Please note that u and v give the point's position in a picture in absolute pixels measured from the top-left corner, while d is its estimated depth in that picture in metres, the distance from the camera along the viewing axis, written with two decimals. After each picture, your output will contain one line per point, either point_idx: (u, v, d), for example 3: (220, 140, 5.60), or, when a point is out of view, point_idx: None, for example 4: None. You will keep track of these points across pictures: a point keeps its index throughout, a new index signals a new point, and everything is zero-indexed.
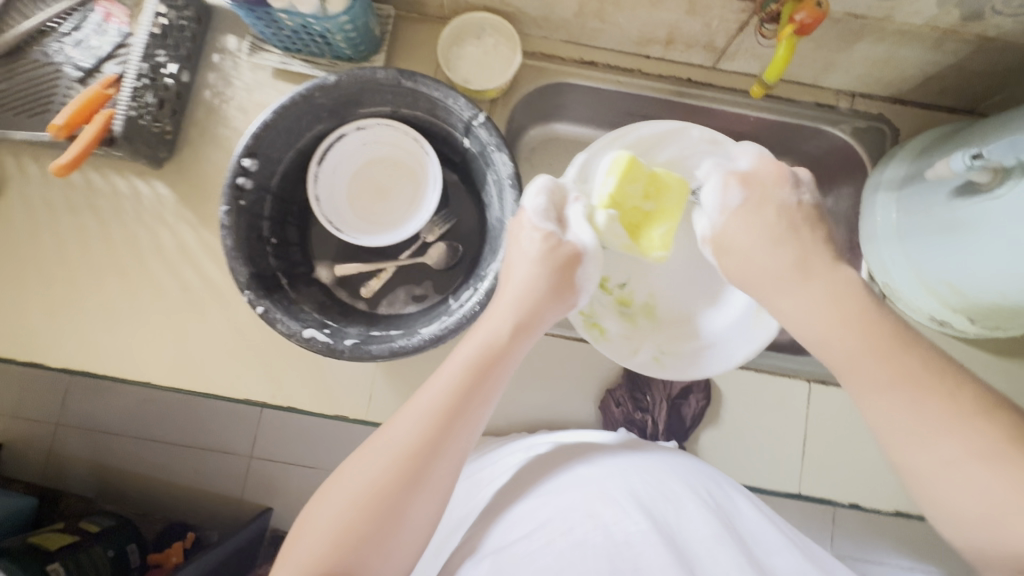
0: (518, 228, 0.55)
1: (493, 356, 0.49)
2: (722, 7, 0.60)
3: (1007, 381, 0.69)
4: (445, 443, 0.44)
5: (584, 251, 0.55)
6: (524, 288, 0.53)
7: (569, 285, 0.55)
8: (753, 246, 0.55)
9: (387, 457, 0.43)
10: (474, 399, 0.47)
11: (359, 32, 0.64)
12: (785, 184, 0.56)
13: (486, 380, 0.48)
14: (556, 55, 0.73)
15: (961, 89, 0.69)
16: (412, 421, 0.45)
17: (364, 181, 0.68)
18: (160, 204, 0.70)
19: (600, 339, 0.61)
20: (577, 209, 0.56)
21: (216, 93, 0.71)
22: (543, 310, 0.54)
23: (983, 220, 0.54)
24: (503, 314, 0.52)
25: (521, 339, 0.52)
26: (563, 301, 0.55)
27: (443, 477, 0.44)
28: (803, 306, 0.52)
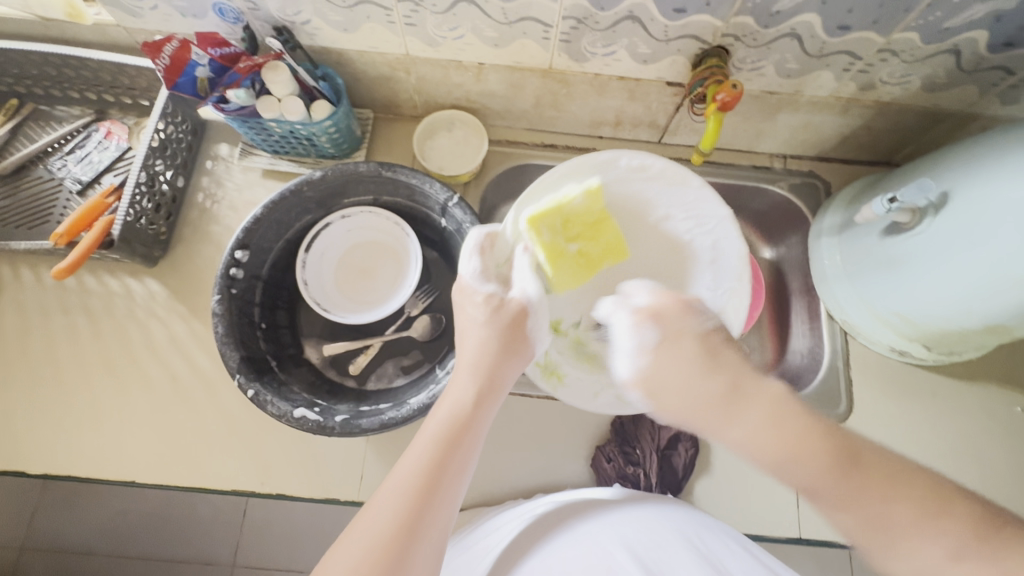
0: (462, 295, 0.56)
1: (463, 423, 0.47)
2: (658, 92, 0.70)
3: (974, 402, 0.73)
4: (425, 524, 0.41)
5: (530, 304, 0.54)
6: (481, 350, 0.52)
7: (523, 340, 0.54)
8: (675, 385, 0.44)
9: (367, 544, 0.40)
10: (447, 470, 0.44)
11: (342, 133, 0.71)
12: (687, 317, 0.47)
13: (461, 448, 0.46)
14: (519, 141, 0.82)
15: (874, 145, 0.79)
16: (388, 501, 0.42)
17: (349, 264, 0.72)
18: (152, 300, 0.72)
19: (559, 386, 0.62)
20: (525, 261, 0.55)
21: (208, 195, 0.77)
22: (507, 370, 0.52)
23: (915, 255, 0.61)
24: (464, 381, 0.50)
25: (491, 404, 0.50)
26: (519, 356, 0.53)
27: (425, 560, 0.41)
28: (746, 436, 0.41)
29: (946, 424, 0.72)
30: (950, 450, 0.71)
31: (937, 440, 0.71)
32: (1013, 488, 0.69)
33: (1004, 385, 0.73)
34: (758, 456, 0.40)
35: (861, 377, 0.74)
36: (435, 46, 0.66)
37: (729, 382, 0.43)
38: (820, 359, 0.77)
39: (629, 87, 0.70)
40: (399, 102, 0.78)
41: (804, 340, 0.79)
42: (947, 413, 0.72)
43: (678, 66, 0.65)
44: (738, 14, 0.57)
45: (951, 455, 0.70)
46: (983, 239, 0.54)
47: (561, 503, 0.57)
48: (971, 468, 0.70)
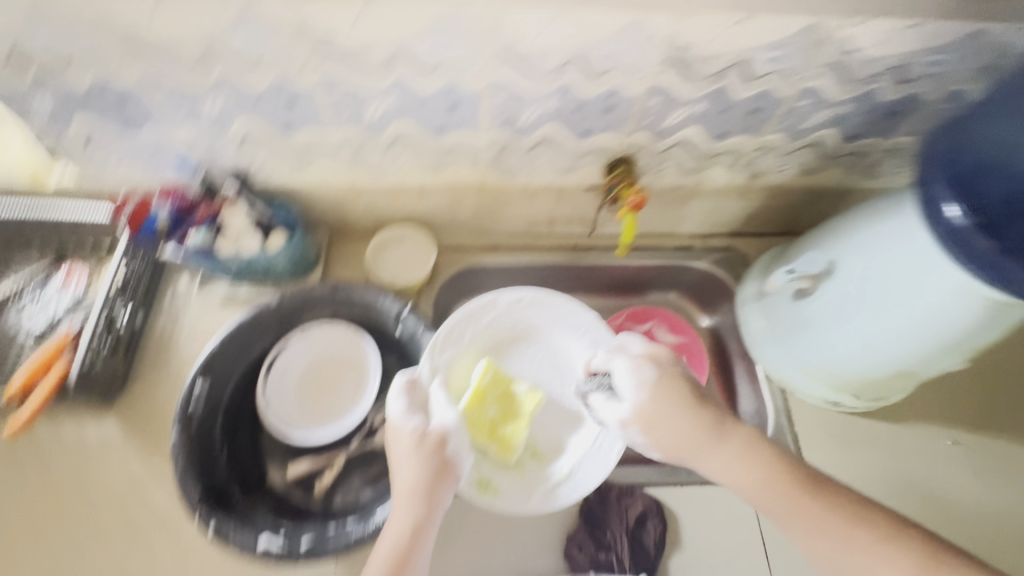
0: (394, 431, 0.60)
1: (403, 555, 0.54)
2: (582, 194, 0.80)
3: (909, 442, 0.78)
4: None
5: (450, 431, 0.59)
6: (414, 481, 0.56)
7: (450, 463, 0.58)
8: (667, 423, 0.59)
9: None
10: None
11: (297, 257, 0.76)
12: (673, 364, 0.64)
13: None
14: (465, 245, 0.89)
15: (776, 219, 0.90)
16: None
17: (311, 380, 0.73)
18: (107, 441, 0.71)
19: (496, 497, 0.66)
20: (439, 397, 0.62)
21: (166, 327, 0.79)
22: (440, 496, 0.57)
23: (821, 316, 0.69)
24: (402, 514, 0.56)
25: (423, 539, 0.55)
26: (449, 479, 0.58)
27: None
28: (719, 468, 0.59)
29: (889, 466, 0.76)
30: (898, 492, 0.75)
31: (884, 484, 0.75)
32: (962, 521, 0.73)
33: (932, 421, 0.80)
34: (741, 485, 0.58)
35: (806, 431, 0.78)
36: (379, 175, 0.74)
37: (715, 416, 0.60)
38: (767, 417, 0.81)
39: (555, 193, 0.79)
40: (351, 222, 0.84)
41: (750, 402, 0.85)
42: (888, 456, 0.77)
43: (594, 173, 0.75)
44: (634, 131, 0.68)
45: (901, 497, 0.74)
46: (869, 299, 0.63)
47: None
48: (922, 507, 0.74)
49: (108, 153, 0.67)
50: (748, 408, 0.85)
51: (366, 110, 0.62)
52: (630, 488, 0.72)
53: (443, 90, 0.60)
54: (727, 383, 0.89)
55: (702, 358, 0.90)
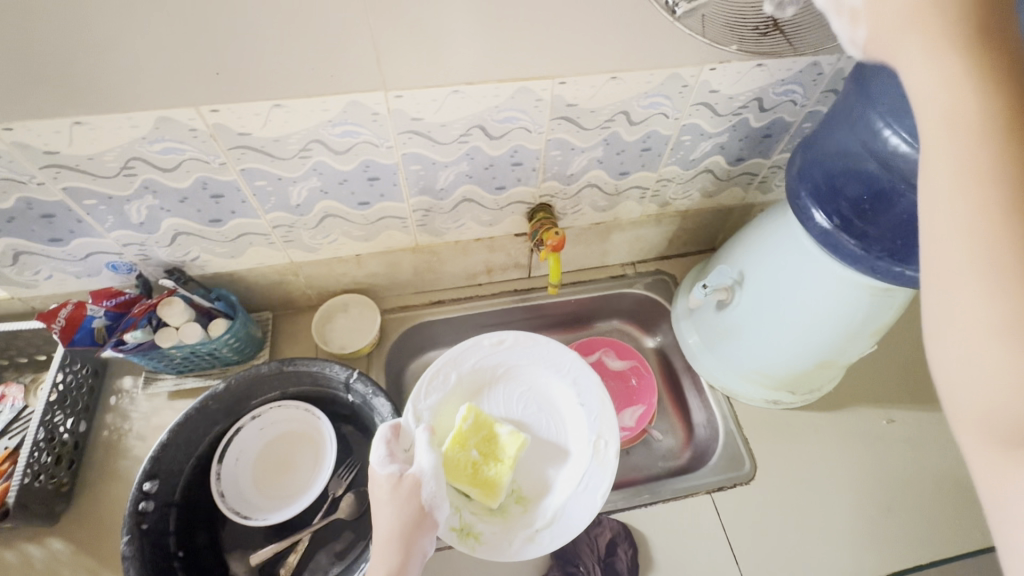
0: (375, 484, 0.60)
1: None
2: (512, 242, 0.85)
3: (848, 426, 0.83)
4: None
5: (423, 477, 0.59)
6: (388, 531, 0.56)
7: (426, 511, 0.58)
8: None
9: None
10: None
11: (242, 340, 0.77)
12: None
13: None
14: (411, 304, 0.92)
15: (695, 239, 0.97)
16: None
17: (267, 461, 0.73)
18: (54, 561, 0.68)
19: (477, 545, 0.65)
20: (422, 437, 0.61)
21: (113, 431, 0.77)
22: (417, 544, 0.56)
23: (743, 322, 0.75)
24: (377, 568, 0.55)
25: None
26: (425, 527, 0.58)
27: None
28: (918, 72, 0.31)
29: (834, 453, 0.81)
30: (846, 475, 0.79)
31: (833, 470, 0.79)
32: (908, 493, 0.78)
33: (865, 404, 0.85)
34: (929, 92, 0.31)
35: (755, 432, 0.83)
36: (314, 251, 0.77)
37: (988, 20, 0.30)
38: (717, 427, 0.85)
39: (486, 244, 0.84)
40: (295, 298, 0.87)
41: (701, 412, 0.89)
42: (832, 443, 0.82)
43: (518, 222, 0.81)
44: (545, 180, 0.74)
45: (849, 480, 0.79)
46: (777, 301, 0.70)
47: None
48: (869, 486, 0.78)
49: (37, 267, 0.68)
50: (700, 419, 0.89)
51: (291, 193, 0.66)
52: (597, 517, 0.73)
53: (360, 167, 0.64)
54: (677, 397, 0.94)
55: (649, 376, 0.94)
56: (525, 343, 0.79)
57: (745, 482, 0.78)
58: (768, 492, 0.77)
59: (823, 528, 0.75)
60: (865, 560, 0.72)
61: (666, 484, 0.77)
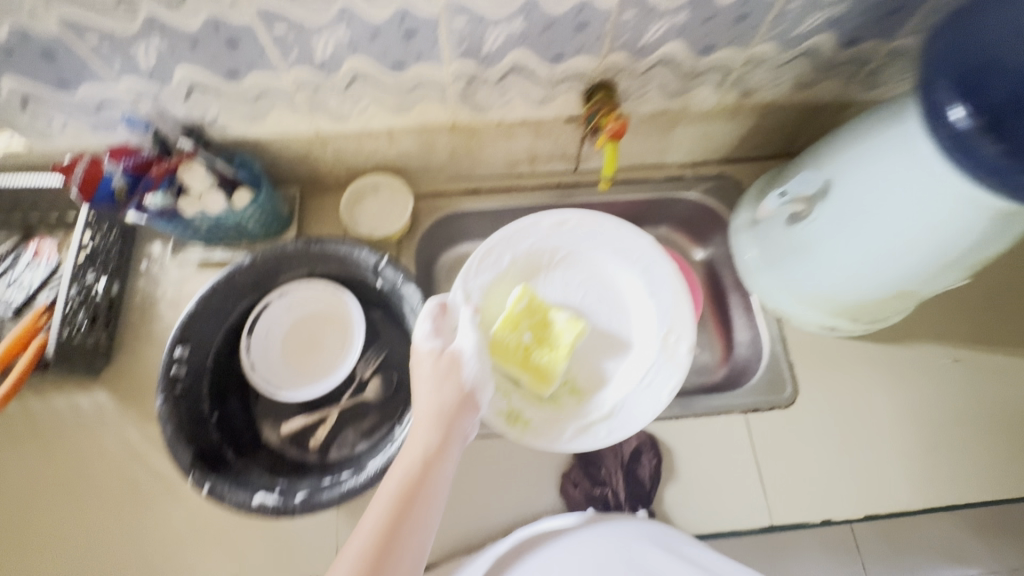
0: (419, 356, 0.60)
1: (417, 480, 0.51)
2: (561, 127, 0.75)
3: (907, 360, 0.77)
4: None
5: (462, 354, 0.59)
6: (430, 403, 0.56)
7: (469, 390, 0.57)
8: None
9: None
10: (402, 541, 0.47)
11: (269, 215, 0.74)
12: None
13: (415, 506, 0.49)
14: (445, 191, 0.85)
15: (770, 141, 0.85)
16: (346, 567, 0.46)
17: (297, 337, 0.72)
18: (100, 411, 0.71)
19: (526, 432, 0.64)
20: (465, 315, 0.63)
21: (146, 296, 0.77)
22: (460, 421, 0.56)
23: (816, 240, 0.66)
24: (419, 440, 0.54)
25: (442, 463, 0.53)
26: (470, 407, 0.57)
27: None
28: None
29: (886, 387, 0.76)
30: (894, 410, 0.75)
31: (880, 403, 0.75)
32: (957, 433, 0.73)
33: (931, 340, 0.78)
34: None
35: (802, 358, 0.77)
36: (343, 121, 0.69)
37: None
38: (761, 348, 0.79)
39: (533, 128, 0.75)
40: (322, 175, 0.81)
41: (745, 331, 0.83)
42: (885, 377, 0.76)
43: (572, 103, 0.70)
44: (611, 51, 0.62)
45: (895, 415, 0.74)
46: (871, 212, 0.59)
47: (520, 539, 0.63)
48: (918, 423, 0.74)
49: (50, 115, 0.63)
50: (743, 338, 0.83)
51: (315, 46, 0.57)
52: None
53: (395, 17, 0.54)
54: (722, 315, 0.87)
55: (698, 291, 0.88)
56: (591, 227, 0.72)
57: (783, 407, 0.74)
58: (805, 419, 0.74)
59: (857, 458, 0.72)
60: (894, 493, 0.71)
61: (702, 401, 0.74)
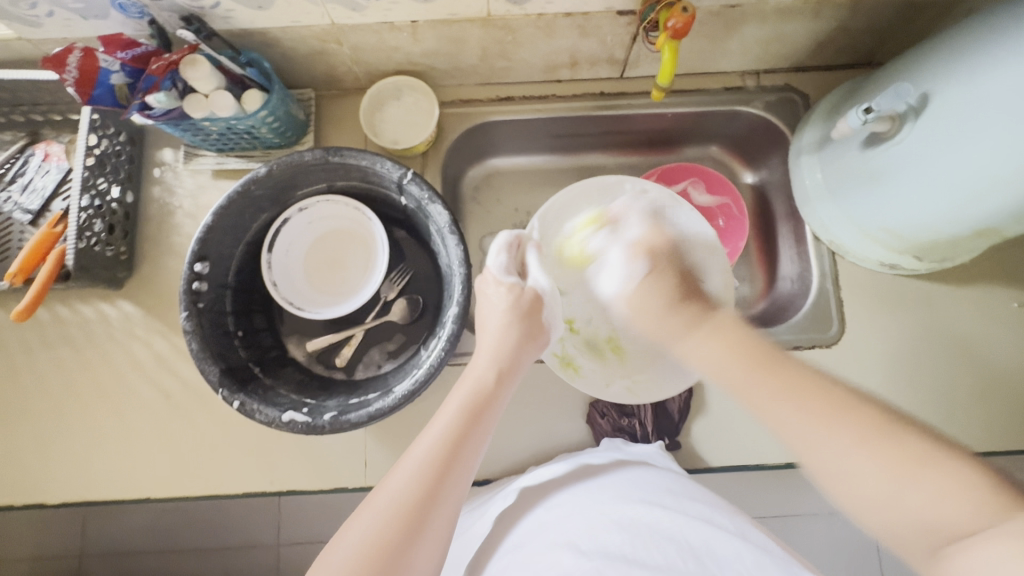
0: (484, 285, 0.61)
1: (482, 400, 0.50)
2: (611, 24, 0.65)
3: (968, 304, 0.71)
4: (446, 487, 0.43)
5: (543, 294, 0.60)
6: (500, 339, 0.55)
7: (540, 326, 0.58)
8: None
9: (384, 511, 0.41)
10: (469, 450, 0.46)
11: (283, 121, 0.67)
12: None
13: (478, 423, 0.48)
14: (473, 98, 0.77)
15: (852, 47, 0.73)
16: (408, 474, 0.43)
17: (319, 255, 0.70)
18: (128, 322, 0.71)
19: (575, 377, 0.65)
20: (534, 257, 0.61)
21: (162, 206, 0.74)
22: (526, 356, 0.56)
23: (897, 166, 0.58)
24: (483, 365, 0.53)
25: (506, 389, 0.53)
26: (536, 343, 0.57)
27: (443, 527, 0.42)
28: None
29: (940, 331, 0.71)
30: (945, 355, 0.70)
31: (930, 347, 0.71)
32: (1011, 382, 0.69)
33: (999, 282, 0.72)
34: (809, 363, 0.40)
35: (853, 297, 0.72)
36: (359, 11, 0.60)
37: None
38: (810, 283, 0.74)
39: (578, 24, 0.64)
40: (340, 76, 0.73)
41: (792, 265, 0.78)
42: (940, 321, 0.71)
43: None
44: None
45: (945, 360, 0.70)
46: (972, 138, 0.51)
47: (522, 490, 0.59)
48: (969, 370, 0.70)
49: None
50: (788, 273, 0.79)
51: None
52: None
53: None
54: (767, 246, 0.82)
55: (742, 219, 0.81)
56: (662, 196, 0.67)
57: (826, 345, 0.71)
58: (848, 359, 0.71)
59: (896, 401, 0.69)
60: None
61: None
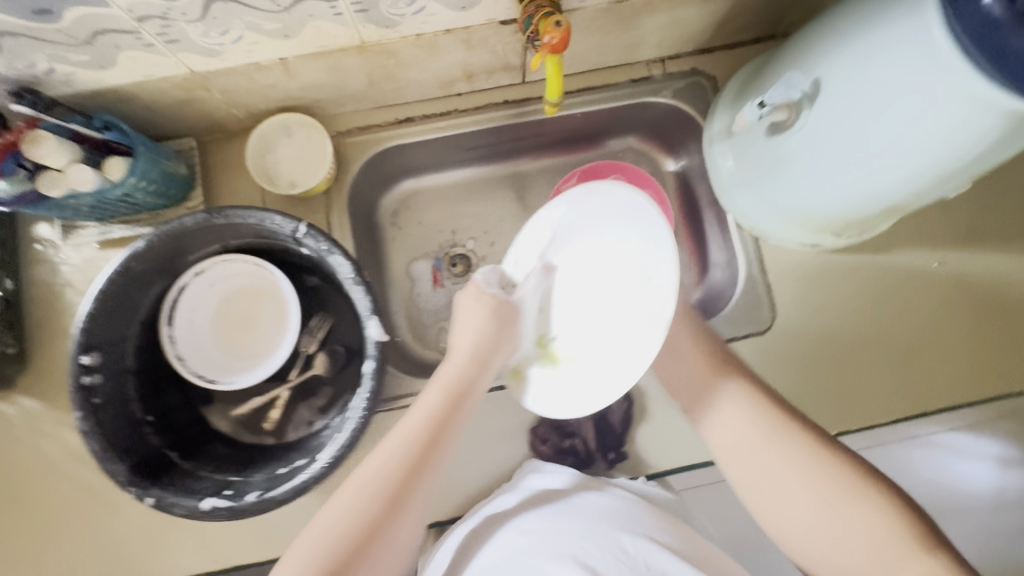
0: (471, 304, 0.59)
1: (463, 384, 0.54)
2: (496, 34, 0.61)
3: (891, 271, 0.72)
4: (425, 468, 0.49)
5: (516, 302, 0.60)
6: (478, 335, 0.57)
7: (515, 319, 0.59)
8: None
9: (368, 489, 0.48)
10: (416, 483, 0.49)
11: (160, 181, 0.62)
12: None
13: (460, 406, 0.53)
14: (371, 124, 0.72)
15: (752, 23, 0.70)
16: (392, 450, 0.50)
17: (226, 317, 0.66)
18: (33, 418, 0.66)
19: (553, 364, 0.60)
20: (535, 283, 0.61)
21: (49, 286, 0.68)
22: (498, 352, 0.57)
23: (800, 154, 0.57)
24: (460, 351, 0.56)
25: (466, 403, 0.54)
26: (512, 331, 0.59)
27: (421, 508, 0.49)
28: None
29: (868, 300, 0.71)
30: (877, 326, 0.71)
31: (860, 319, 0.71)
32: (938, 342, 0.70)
33: (918, 244, 0.72)
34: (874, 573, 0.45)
35: (781, 279, 0.72)
36: (217, 56, 0.55)
37: None
38: (738, 270, 0.74)
39: (461, 38, 0.60)
40: (220, 120, 0.67)
41: (721, 252, 0.77)
42: (868, 290, 0.72)
43: (504, 2, 0.55)
44: None
45: (877, 330, 0.71)
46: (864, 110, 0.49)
47: (471, 524, 0.59)
48: (899, 336, 0.71)
49: None
50: (719, 259, 0.78)
51: None
52: None
53: None
54: (695, 234, 0.81)
55: (668, 209, 0.79)
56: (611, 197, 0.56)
57: (760, 332, 0.71)
58: (783, 344, 0.71)
59: (834, 378, 0.70)
60: (873, 408, 0.69)
61: None
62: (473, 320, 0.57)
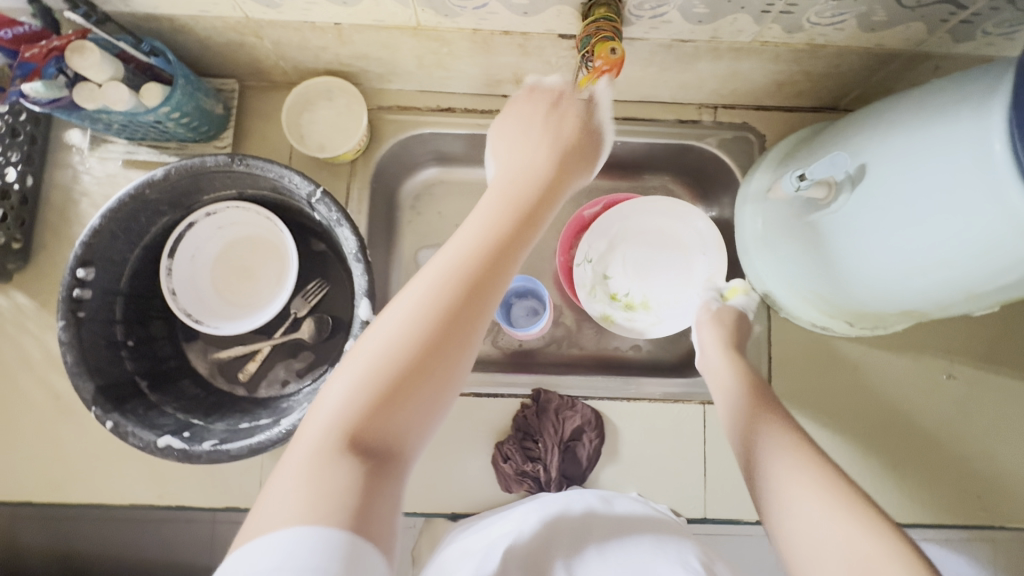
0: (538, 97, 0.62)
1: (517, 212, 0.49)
2: (554, 46, 0.60)
3: (897, 374, 0.69)
4: (482, 291, 0.43)
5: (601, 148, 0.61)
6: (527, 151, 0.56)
7: (594, 153, 0.60)
8: None
9: (417, 307, 0.42)
10: (480, 300, 0.43)
11: (193, 116, 0.63)
12: None
13: (519, 225, 0.48)
14: (412, 105, 0.72)
15: (813, 91, 0.68)
16: (442, 269, 0.44)
17: (227, 263, 0.66)
18: (21, 313, 0.67)
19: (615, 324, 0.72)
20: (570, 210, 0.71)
21: (66, 191, 0.69)
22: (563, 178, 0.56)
23: (830, 233, 0.55)
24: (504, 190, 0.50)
25: (537, 222, 0.50)
26: (588, 167, 0.59)
27: (478, 332, 0.43)
28: None
29: (867, 397, 0.69)
30: (870, 425, 0.68)
31: (855, 414, 0.69)
32: (929, 458, 0.67)
33: (934, 352, 0.70)
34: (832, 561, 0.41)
35: (783, 354, 0.70)
36: (274, 8, 0.55)
37: None
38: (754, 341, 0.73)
39: (517, 42, 0.59)
40: (266, 69, 0.67)
41: None
42: (869, 386, 0.69)
43: (567, 16, 0.55)
44: None
45: (871, 430, 0.68)
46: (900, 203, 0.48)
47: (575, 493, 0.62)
48: (892, 441, 0.68)
49: None
50: None
51: None
52: (571, 401, 0.67)
53: None
54: None
55: None
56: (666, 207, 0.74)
57: None
58: None
59: None
60: None
61: (658, 385, 0.69)
62: (530, 133, 0.58)
